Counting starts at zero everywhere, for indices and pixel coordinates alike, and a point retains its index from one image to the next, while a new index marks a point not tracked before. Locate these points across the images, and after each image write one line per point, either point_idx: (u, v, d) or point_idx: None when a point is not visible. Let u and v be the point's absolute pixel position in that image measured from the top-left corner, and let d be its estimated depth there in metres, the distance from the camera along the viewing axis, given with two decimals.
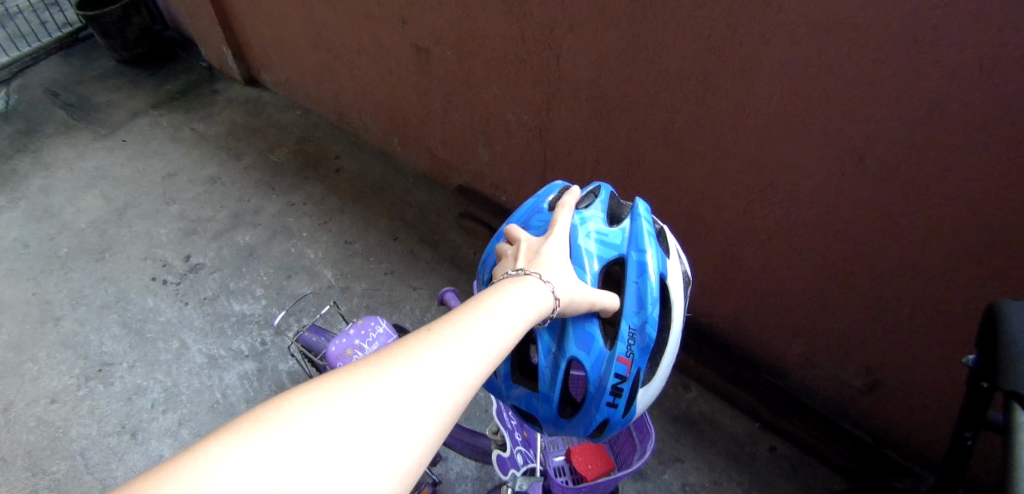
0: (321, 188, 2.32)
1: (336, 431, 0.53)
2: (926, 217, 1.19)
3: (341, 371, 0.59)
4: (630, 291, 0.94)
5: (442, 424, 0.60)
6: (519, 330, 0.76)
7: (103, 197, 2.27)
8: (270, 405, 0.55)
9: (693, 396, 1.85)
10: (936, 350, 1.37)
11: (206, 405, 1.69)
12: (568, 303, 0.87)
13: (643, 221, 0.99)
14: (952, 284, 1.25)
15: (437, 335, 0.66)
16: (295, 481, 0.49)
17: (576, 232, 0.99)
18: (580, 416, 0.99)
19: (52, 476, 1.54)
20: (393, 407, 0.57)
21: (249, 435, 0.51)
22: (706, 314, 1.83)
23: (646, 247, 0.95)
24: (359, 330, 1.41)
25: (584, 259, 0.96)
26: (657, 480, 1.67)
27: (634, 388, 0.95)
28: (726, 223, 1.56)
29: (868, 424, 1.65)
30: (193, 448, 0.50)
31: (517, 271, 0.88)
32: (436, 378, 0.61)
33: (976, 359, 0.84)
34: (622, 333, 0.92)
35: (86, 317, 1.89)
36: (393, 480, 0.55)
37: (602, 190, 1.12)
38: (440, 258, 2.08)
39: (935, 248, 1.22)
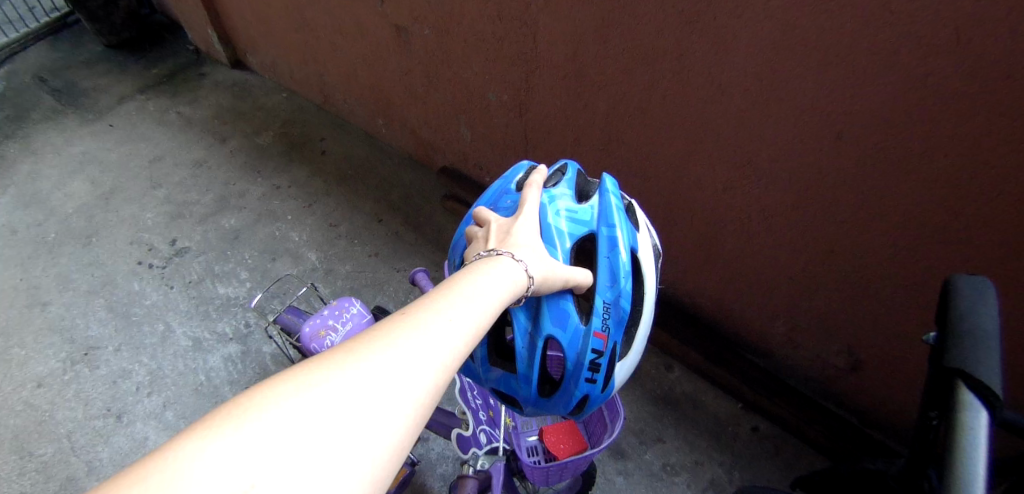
0: (306, 170, 2.31)
1: (310, 424, 0.53)
2: (907, 195, 1.16)
3: (314, 361, 0.58)
4: (602, 267, 0.93)
5: (421, 407, 0.60)
6: (495, 310, 0.76)
7: (90, 182, 2.27)
8: (240, 399, 0.54)
9: (677, 376, 1.85)
10: (917, 330, 1.35)
11: (190, 388, 1.71)
12: (543, 281, 0.86)
13: (612, 196, 0.98)
14: (933, 262, 1.22)
15: (410, 321, 0.65)
16: (271, 476, 0.49)
17: (545, 210, 0.97)
18: (560, 395, 0.96)
19: (40, 459, 1.57)
20: (392, 379, 0.59)
21: (221, 430, 0.50)
22: (690, 294, 1.81)
23: (616, 222, 0.95)
24: (333, 311, 1.40)
25: (555, 236, 0.94)
26: (638, 461, 1.67)
27: (612, 361, 0.95)
28: (706, 202, 1.53)
29: (850, 403, 1.64)
30: (166, 446, 0.49)
31: (487, 253, 0.85)
32: (411, 365, 0.61)
33: (935, 336, 0.81)
34: (597, 308, 0.91)
35: (72, 301, 1.91)
36: (375, 465, 0.55)
37: (568, 167, 1.09)
38: (423, 239, 2.08)
39: (914, 225, 1.19)
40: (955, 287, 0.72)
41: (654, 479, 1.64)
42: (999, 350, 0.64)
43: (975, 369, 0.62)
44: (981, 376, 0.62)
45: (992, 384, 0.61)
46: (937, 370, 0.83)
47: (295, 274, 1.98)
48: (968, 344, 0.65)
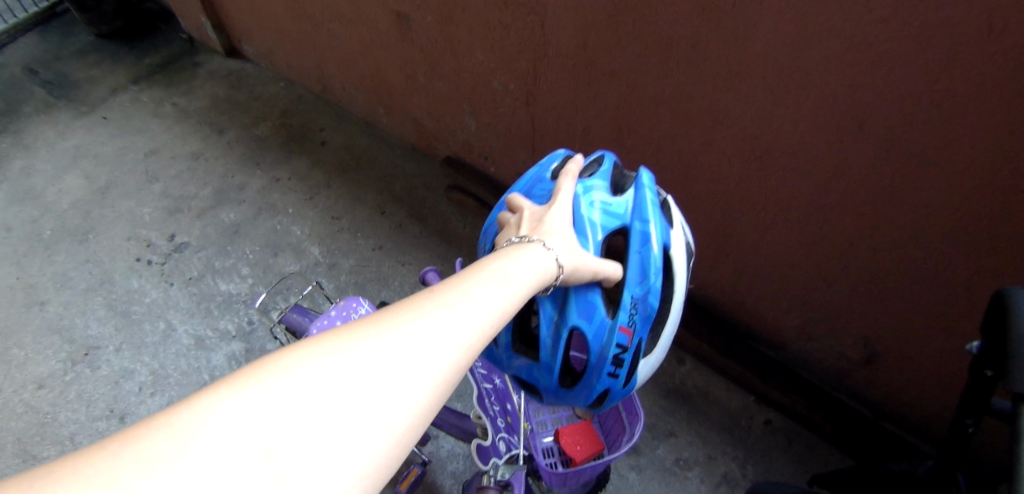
0: (306, 162, 2.26)
1: (334, 388, 0.50)
2: (932, 188, 1.12)
3: (338, 330, 0.56)
4: (633, 261, 0.89)
5: (444, 381, 0.57)
6: (523, 296, 0.74)
7: (85, 176, 2.22)
8: (267, 359, 0.52)
9: (688, 368, 1.82)
10: (938, 324, 1.32)
11: (193, 387, 1.68)
12: (572, 271, 0.84)
13: (648, 190, 0.93)
14: (959, 255, 1.18)
15: (439, 297, 0.63)
16: (292, 437, 0.47)
17: (578, 201, 0.94)
18: (580, 386, 0.94)
19: (43, 462, 1.54)
20: (416, 350, 0.56)
21: (241, 389, 0.48)
22: (702, 285, 1.78)
23: (650, 216, 0.90)
24: (341, 311, 1.37)
25: (586, 227, 0.92)
26: (651, 456, 1.65)
27: (636, 357, 0.92)
28: (720, 193, 1.49)
29: (864, 395, 1.62)
30: (185, 402, 0.47)
31: (521, 238, 0.84)
32: (438, 337, 0.58)
33: (980, 344, 0.79)
34: (624, 302, 0.88)
35: (71, 300, 1.87)
36: (394, 437, 0.52)
37: (605, 159, 1.05)
38: (428, 232, 2.04)
39: (940, 218, 1.15)
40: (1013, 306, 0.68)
41: (668, 474, 1.62)
42: None
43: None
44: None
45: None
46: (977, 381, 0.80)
47: (298, 270, 1.94)
48: None
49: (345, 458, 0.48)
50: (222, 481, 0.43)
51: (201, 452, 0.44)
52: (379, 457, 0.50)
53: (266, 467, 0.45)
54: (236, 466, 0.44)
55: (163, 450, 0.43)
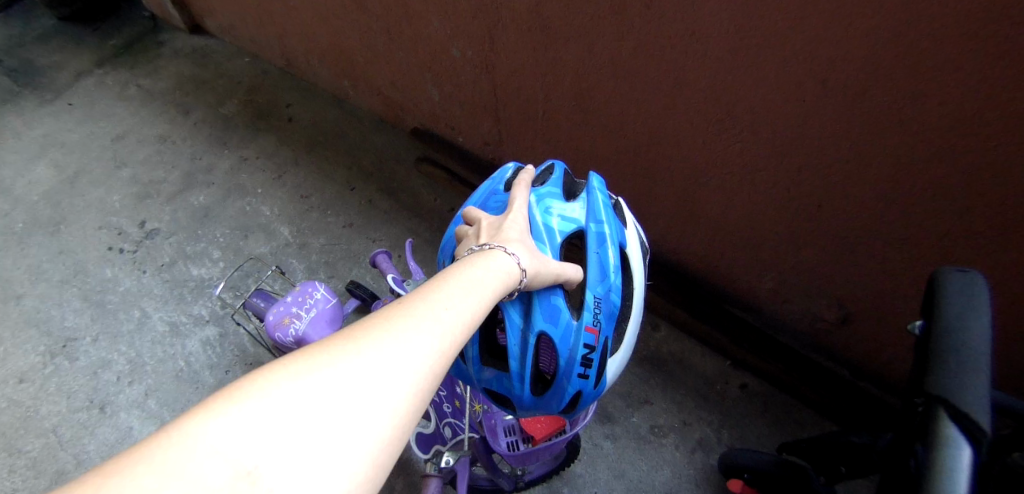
0: (274, 140, 2.21)
1: (356, 382, 0.56)
2: (894, 152, 1.07)
3: (313, 347, 0.59)
4: (592, 262, 0.92)
5: (420, 390, 0.61)
6: (492, 299, 0.76)
7: (53, 166, 2.20)
8: (243, 381, 0.54)
9: (663, 335, 1.81)
10: (907, 285, 1.29)
11: (170, 374, 1.71)
12: (535, 275, 0.84)
13: (599, 194, 0.99)
14: (926, 219, 1.14)
15: (409, 310, 0.66)
16: (275, 459, 0.50)
17: (534, 208, 0.95)
18: (552, 392, 0.92)
19: (28, 455, 1.58)
20: (391, 363, 0.59)
21: (220, 412, 0.51)
22: (674, 252, 1.74)
23: (604, 218, 0.95)
24: (296, 297, 1.35)
25: (546, 234, 0.93)
26: (625, 424, 1.67)
27: (604, 356, 0.92)
28: (684, 158, 1.44)
29: (842, 356, 1.61)
30: (166, 428, 0.49)
31: (482, 246, 0.83)
32: (418, 344, 0.62)
33: (921, 323, 0.75)
34: (587, 302, 0.90)
35: (46, 293, 1.87)
36: (376, 447, 0.56)
37: (555, 167, 1.06)
38: (399, 206, 2.00)
39: (903, 182, 1.11)
40: (943, 288, 0.66)
41: (642, 441, 1.65)
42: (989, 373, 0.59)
43: (961, 402, 0.57)
44: (965, 409, 0.56)
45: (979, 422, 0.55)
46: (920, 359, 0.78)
47: (268, 251, 1.92)
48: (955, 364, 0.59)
49: (325, 475, 0.52)
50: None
51: (187, 481, 0.47)
52: (360, 470, 0.54)
53: (251, 490, 0.49)
54: (222, 492, 0.47)
55: (146, 480, 0.45)
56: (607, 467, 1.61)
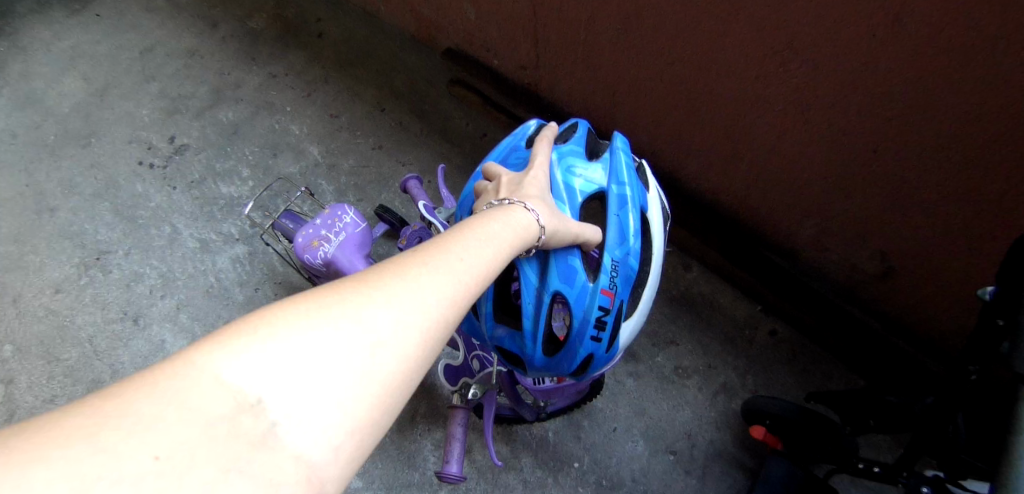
0: (303, 55, 2.11)
1: (365, 324, 0.57)
2: (976, 96, 0.99)
3: (325, 289, 0.59)
4: (612, 224, 0.96)
5: (427, 337, 0.61)
6: (506, 259, 0.77)
7: (83, 78, 2.16)
8: (251, 319, 0.54)
9: (694, 275, 1.76)
10: (963, 239, 1.23)
11: (201, 289, 1.75)
12: (553, 232, 0.87)
13: (622, 155, 1.03)
14: (998, 170, 1.07)
15: (419, 260, 0.66)
16: (279, 394, 0.51)
17: (556, 168, 1.00)
18: (563, 353, 0.95)
19: (66, 363, 1.67)
20: (401, 309, 0.60)
21: (232, 345, 0.52)
22: (714, 192, 1.66)
23: (625, 180, 0.99)
24: (326, 220, 1.33)
25: (567, 191, 0.98)
26: (650, 363, 1.66)
27: (617, 321, 0.96)
28: (735, 91, 1.34)
29: (879, 308, 1.54)
30: (176, 358, 0.50)
31: (502, 201, 0.86)
32: (426, 293, 0.63)
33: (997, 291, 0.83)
34: (605, 265, 0.93)
35: (80, 206, 1.89)
36: (381, 388, 0.56)
37: (579, 126, 1.11)
38: (430, 130, 1.95)
39: (978, 130, 1.04)
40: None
41: (665, 381, 1.64)
42: None
43: None
44: None
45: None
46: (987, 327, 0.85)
47: (297, 171, 1.90)
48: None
49: (328, 414, 0.52)
50: (210, 436, 0.47)
51: (189, 409, 0.47)
52: (363, 409, 0.54)
53: (252, 422, 0.49)
54: (224, 422, 0.48)
55: (146, 406, 0.46)
56: (627, 403, 1.61)
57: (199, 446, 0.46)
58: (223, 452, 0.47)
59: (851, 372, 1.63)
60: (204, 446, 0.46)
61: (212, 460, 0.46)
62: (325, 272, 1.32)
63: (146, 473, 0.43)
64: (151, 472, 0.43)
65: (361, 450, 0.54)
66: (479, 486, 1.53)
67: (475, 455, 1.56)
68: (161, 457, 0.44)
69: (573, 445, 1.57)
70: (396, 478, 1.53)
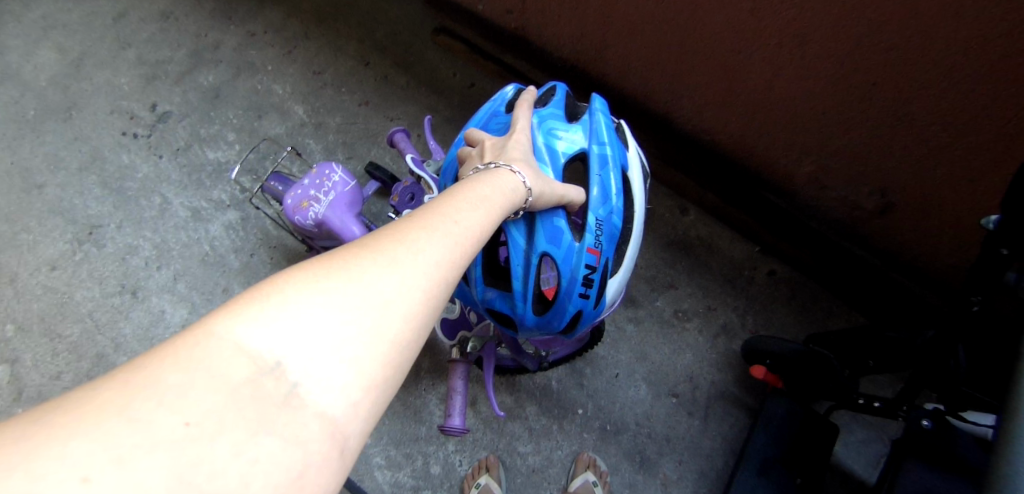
0: (281, 11, 2.02)
1: (372, 287, 0.57)
2: (978, 21, 0.96)
3: (329, 256, 0.59)
4: (595, 184, 0.95)
5: (433, 297, 0.61)
6: (497, 218, 0.75)
7: (57, 49, 2.03)
8: (261, 288, 0.54)
9: (692, 219, 1.74)
10: (962, 172, 1.21)
11: (197, 258, 1.75)
12: (539, 195, 0.85)
13: (601, 115, 1.00)
14: (993, 98, 1.04)
15: (418, 223, 0.65)
16: (296, 356, 0.51)
17: (536, 129, 0.96)
18: (552, 312, 0.95)
19: (69, 339, 1.68)
20: (406, 271, 0.59)
21: (244, 314, 0.52)
22: (710, 133, 1.61)
23: (606, 139, 0.97)
24: (314, 180, 1.29)
25: (547, 153, 0.93)
26: (649, 308, 1.65)
27: (604, 277, 0.96)
28: (728, 24, 1.28)
29: (877, 245, 1.52)
30: (192, 330, 0.50)
31: (492, 165, 0.83)
32: (429, 254, 0.62)
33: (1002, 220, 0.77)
34: (590, 224, 0.92)
35: (67, 181, 1.85)
36: (393, 348, 0.56)
37: (558, 89, 1.06)
38: (416, 83, 1.90)
39: (977, 55, 1.00)
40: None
41: (666, 326, 1.64)
42: None
43: None
44: None
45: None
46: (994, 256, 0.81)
47: (284, 132, 1.86)
48: None
49: (344, 374, 0.53)
50: (235, 400, 0.48)
51: (211, 376, 0.48)
52: (377, 367, 0.55)
53: (274, 384, 0.50)
54: (246, 387, 0.49)
55: (171, 377, 0.46)
56: (629, 349, 1.62)
57: (224, 411, 0.47)
58: (250, 413, 0.48)
59: (849, 306, 1.64)
60: (231, 410, 0.47)
61: (240, 422, 0.47)
62: (318, 233, 1.30)
63: (178, 439, 0.44)
64: (183, 437, 0.44)
65: (379, 406, 0.55)
66: (485, 437, 1.55)
67: (479, 407, 1.58)
68: (191, 422, 0.45)
69: (577, 392, 1.58)
70: (404, 433, 1.55)
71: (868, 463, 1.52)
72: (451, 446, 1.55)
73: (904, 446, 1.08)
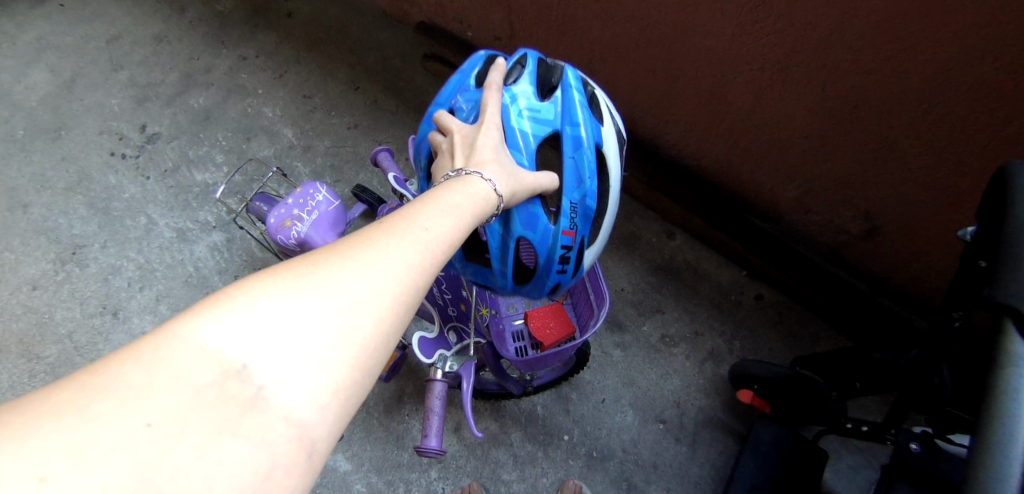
0: (273, 36, 2.05)
1: (342, 290, 0.56)
2: (953, 45, 0.98)
3: (301, 257, 0.58)
4: (568, 167, 0.94)
5: (406, 300, 0.60)
6: (468, 227, 0.73)
7: (49, 70, 2.04)
8: (230, 287, 0.54)
9: (678, 243, 1.74)
10: (943, 194, 1.22)
11: (181, 279, 1.73)
12: (510, 197, 0.84)
13: (574, 93, 0.97)
14: (972, 120, 1.06)
15: (394, 226, 0.64)
16: (261, 359, 0.51)
17: (507, 112, 0.93)
18: (532, 284, 0.98)
19: (46, 361, 1.65)
20: (378, 274, 0.58)
21: (210, 314, 0.51)
22: (695, 157, 1.63)
23: (579, 120, 0.95)
24: (298, 199, 1.28)
25: (519, 137, 0.92)
26: (636, 333, 1.64)
27: (580, 251, 0.98)
28: (710, 51, 1.31)
29: (865, 271, 1.55)
30: (158, 330, 0.50)
31: (456, 173, 0.80)
32: (403, 257, 0.61)
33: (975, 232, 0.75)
34: (564, 208, 0.92)
35: (52, 201, 1.84)
36: (361, 351, 0.55)
37: (528, 58, 1.02)
38: (406, 107, 1.92)
39: (956, 76, 1.02)
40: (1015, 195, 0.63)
41: (653, 350, 1.62)
42: None
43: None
44: None
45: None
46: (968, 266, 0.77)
47: (272, 154, 1.87)
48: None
49: (310, 377, 0.52)
50: (198, 402, 0.48)
51: (174, 377, 0.48)
52: (345, 371, 0.54)
53: (239, 386, 0.50)
54: (210, 389, 0.49)
55: (133, 377, 0.46)
56: (615, 374, 1.60)
57: (186, 413, 0.47)
58: (213, 415, 0.48)
59: (837, 332, 1.63)
60: (193, 413, 0.47)
61: (202, 425, 0.47)
62: (300, 253, 1.29)
63: (139, 440, 0.44)
64: (144, 439, 0.45)
65: (346, 410, 0.55)
66: (469, 464, 1.52)
67: (463, 432, 1.55)
68: (152, 424, 0.45)
69: (563, 418, 1.56)
70: (386, 459, 1.52)
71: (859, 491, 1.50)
72: (435, 473, 1.51)
73: (894, 470, 1.06)
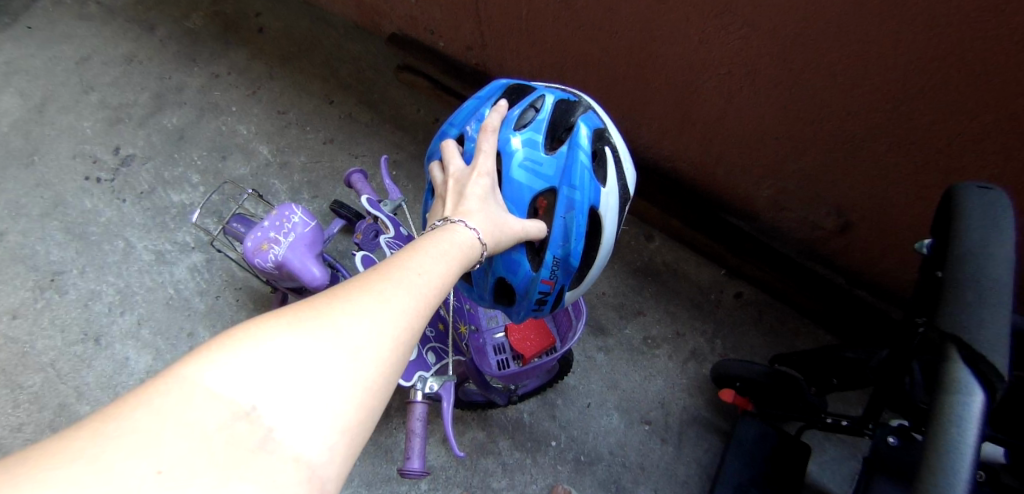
0: (245, 52, 2.04)
1: (342, 333, 0.57)
2: (914, 45, 0.99)
3: (302, 304, 0.59)
4: (557, 225, 0.97)
5: (403, 344, 0.61)
6: (456, 273, 0.75)
7: (18, 94, 2.01)
8: (234, 330, 0.55)
9: (656, 246, 1.75)
10: (913, 188, 1.24)
11: (162, 302, 1.72)
12: (495, 245, 0.85)
13: (581, 150, 0.96)
14: (936, 115, 1.08)
15: (389, 272, 0.65)
16: (269, 400, 0.52)
17: (507, 162, 0.96)
18: (512, 311, 1.08)
19: (30, 390, 1.63)
20: (377, 318, 0.60)
21: (217, 357, 0.52)
22: (671, 159, 1.64)
23: (578, 183, 0.95)
24: (274, 221, 1.28)
25: (515, 193, 0.95)
26: (618, 336, 1.66)
27: (560, 294, 1.05)
28: (679, 57, 1.32)
29: (840, 265, 1.58)
30: (164, 375, 0.51)
31: (442, 222, 0.81)
32: (398, 302, 0.62)
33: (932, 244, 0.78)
34: (546, 261, 0.98)
35: (28, 227, 1.82)
36: (365, 393, 0.57)
37: (546, 101, 1.01)
38: (381, 119, 1.92)
39: (916, 76, 1.04)
40: (963, 211, 0.71)
41: (635, 353, 1.64)
42: (995, 301, 0.64)
43: (973, 341, 0.62)
44: (983, 353, 0.61)
45: (992, 362, 0.60)
46: (927, 277, 0.83)
47: (249, 172, 1.86)
48: (974, 301, 0.64)
49: (318, 417, 0.53)
50: (209, 446, 0.48)
51: (185, 423, 0.48)
52: (351, 410, 0.55)
53: (249, 429, 0.50)
54: (221, 431, 0.49)
55: (145, 423, 0.47)
56: (600, 378, 1.62)
57: (195, 458, 0.47)
58: (222, 457, 0.48)
59: (817, 327, 1.65)
60: (204, 455, 0.48)
61: (212, 468, 0.48)
62: (279, 275, 1.29)
63: (150, 486, 0.45)
64: (155, 485, 0.45)
65: (354, 449, 0.55)
66: (459, 473, 1.53)
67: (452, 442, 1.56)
68: (162, 471, 0.45)
69: (549, 424, 1.58)
70: (375, 474, 1.52)
71: (843, 481, 1.52)
72: (424, 485, 1.52)
73: (874, 463, 1.08)
